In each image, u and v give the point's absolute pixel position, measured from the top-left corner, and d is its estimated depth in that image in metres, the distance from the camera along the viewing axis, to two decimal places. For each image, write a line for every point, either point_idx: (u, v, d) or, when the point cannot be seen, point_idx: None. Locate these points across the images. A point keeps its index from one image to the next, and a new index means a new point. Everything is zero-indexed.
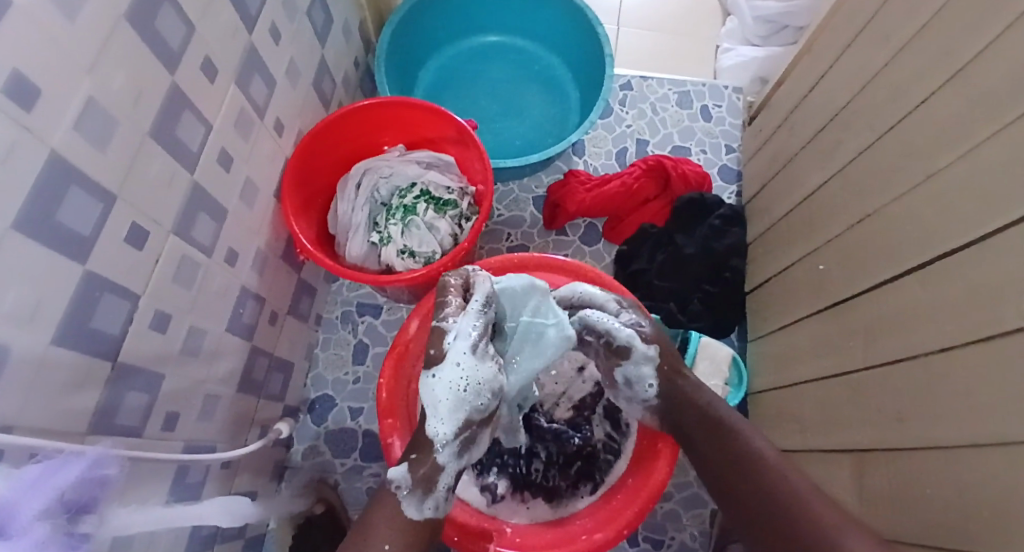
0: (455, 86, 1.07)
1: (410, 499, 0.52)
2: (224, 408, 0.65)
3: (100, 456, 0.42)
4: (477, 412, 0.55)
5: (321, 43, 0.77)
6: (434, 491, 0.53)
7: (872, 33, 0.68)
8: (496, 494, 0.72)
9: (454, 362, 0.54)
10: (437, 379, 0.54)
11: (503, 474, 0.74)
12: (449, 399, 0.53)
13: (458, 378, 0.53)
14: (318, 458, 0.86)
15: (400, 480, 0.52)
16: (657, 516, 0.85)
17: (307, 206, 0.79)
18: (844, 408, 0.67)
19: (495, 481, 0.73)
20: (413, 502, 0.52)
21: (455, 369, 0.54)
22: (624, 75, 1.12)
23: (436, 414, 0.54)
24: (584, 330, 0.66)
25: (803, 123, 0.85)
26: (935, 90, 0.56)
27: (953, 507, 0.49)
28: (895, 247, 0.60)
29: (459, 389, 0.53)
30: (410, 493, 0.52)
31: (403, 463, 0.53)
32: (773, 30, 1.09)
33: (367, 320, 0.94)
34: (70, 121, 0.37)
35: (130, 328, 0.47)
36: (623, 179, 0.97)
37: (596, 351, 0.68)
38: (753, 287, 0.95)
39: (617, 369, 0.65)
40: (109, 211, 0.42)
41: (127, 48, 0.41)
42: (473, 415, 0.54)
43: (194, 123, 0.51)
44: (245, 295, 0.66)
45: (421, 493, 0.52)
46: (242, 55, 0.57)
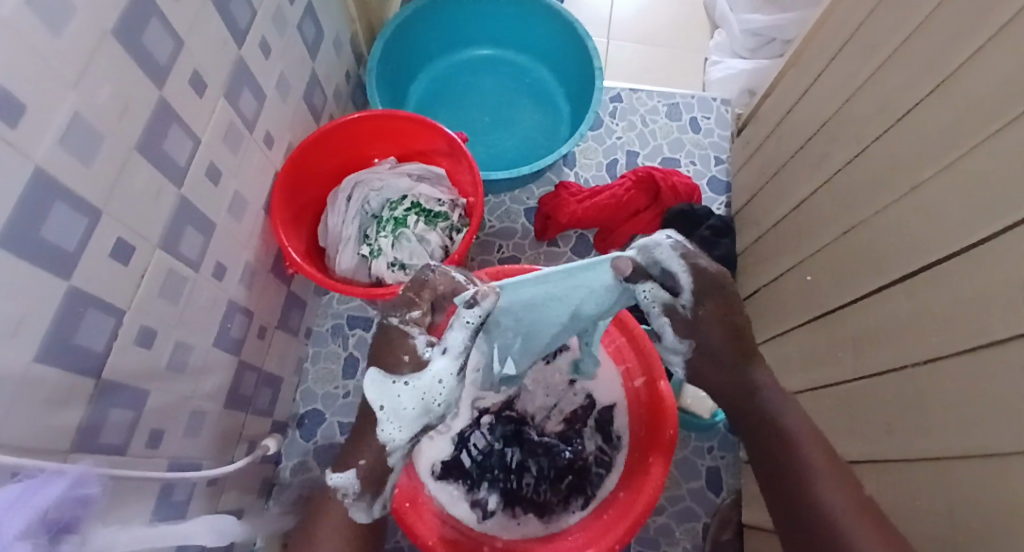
0: (446, 99, 1.08)
1: (358, 505, 0.57)
2: (211, 425, 0.64)
3: (81, 475, 0.41)
4: (434, 421, 0.57)
5: (312, 56, 0.77)
6: (380, 496, 0.58)
7: (858, 46, 0.70)
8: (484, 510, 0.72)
9: (437, 379, 0.54)
10: (409, 388, 0.55)
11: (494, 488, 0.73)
12: (415, 408, 0.55)
13: (435, 391, 0.54)
14: (307, 474, 0.85)
15: (347, 488, 0.56)
16: (650, 530, 0.85)
17: (297, 219, 0.79)
18: (836, 419, 0.67)
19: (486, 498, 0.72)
20: (360, 508, 0.57)
21: (434, 381, 0.54)
22: (613, 88, 1.13)
23: (395, 420, 0.55)
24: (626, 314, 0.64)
25: (790, 135, 0.86)
26: (920, 103, 0.57)
27: (942, 519, 0.49)
28: (881, 258, 0.60)
29: (430, 400, 0.55)
30: (357, 500, 0.57)
31: (352, 469, 0.56)
32: (761, 43, 1.10)
33: (357, 333, 0.93)
34: (55, 135, 0.36)
35: (114, 343, 0.46)
36: (614, 190, 0.98)
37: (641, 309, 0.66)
38: (743, 297, 0.95)
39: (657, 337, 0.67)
40: (94, 225, 0.41)
41: (114, 64, 0.41)
42: (429, 424, 0.57)
43: (181, 136, 0.50)
44: (233, 309, 0.65)
45: (368, 499, 0.57)
46: (230, 69, 0.57)
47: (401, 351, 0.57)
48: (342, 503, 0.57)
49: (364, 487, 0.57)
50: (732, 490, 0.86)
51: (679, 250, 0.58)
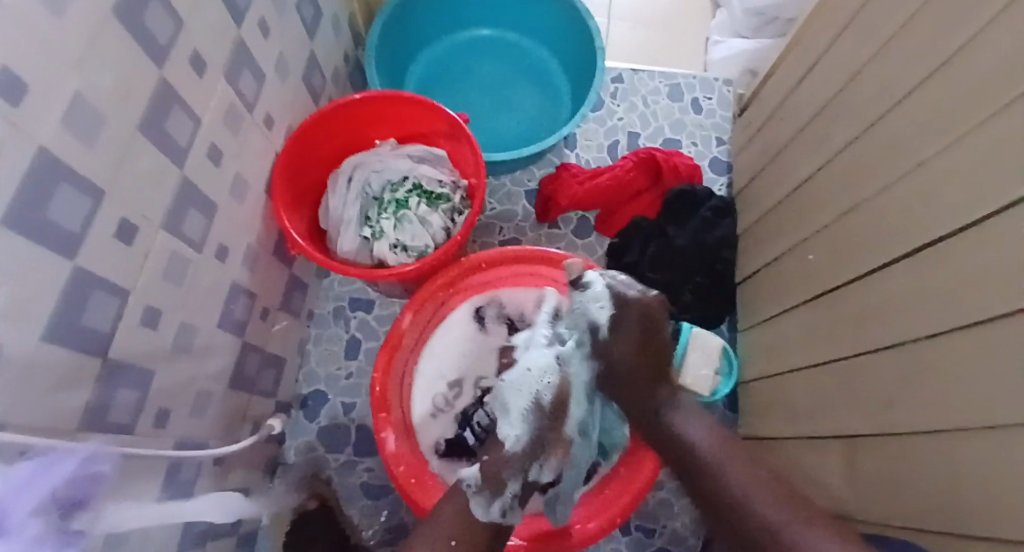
0: (446, 80, 1.07)
1: (478, 498, 0.63)
2: (216, 405, 0.65)
3: (92, 453, 0.42)
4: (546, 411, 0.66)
5: (311, 36, 0.76)
6: (500, 496, 0.63)
7: (858, 25, 0.69)
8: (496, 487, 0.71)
9: (523, 367, 0.68)
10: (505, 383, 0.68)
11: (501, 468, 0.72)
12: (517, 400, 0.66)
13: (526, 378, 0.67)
14: (311, 453, 0.87)
15: (471, 478, 0.64)
16: (650, 505, 0.86)
17: (298, 201, 0.79)
18: (835, 396, 0.68)
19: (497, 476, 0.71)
20: (481, 503, 0.63)
21: (523, 371, 0.68)
22: (615, 68, 1.12)
23: (508, 418, 0.66)
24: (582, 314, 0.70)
25: (791, 115, 0.86)
26: (921, 82, 0.57)
27: (941, 486, 0.50)
28: (881, 238, 0.61)
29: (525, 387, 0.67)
30: (478, 493, 0.63)
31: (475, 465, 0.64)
32: (763, 22, 1.07)
33: (359, 315, 0.94)
34: (58, 117, 0.36)
35: (120, 324, 0.46)
36: (615, 172, 0.97)
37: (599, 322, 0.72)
38: (743, 278, 0.95)
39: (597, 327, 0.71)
40: (98, 207, 0.41)
41: (115, 44, 0.40)
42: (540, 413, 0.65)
43: (182, 118, 0.50)
44: (236, 291, 0.66)
45: (487, 494, 0.63)
46: (230, 50, 0.56)
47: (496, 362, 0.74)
48: (465, 495, 0.63)
49: (484, 480, 0.63)
50: None
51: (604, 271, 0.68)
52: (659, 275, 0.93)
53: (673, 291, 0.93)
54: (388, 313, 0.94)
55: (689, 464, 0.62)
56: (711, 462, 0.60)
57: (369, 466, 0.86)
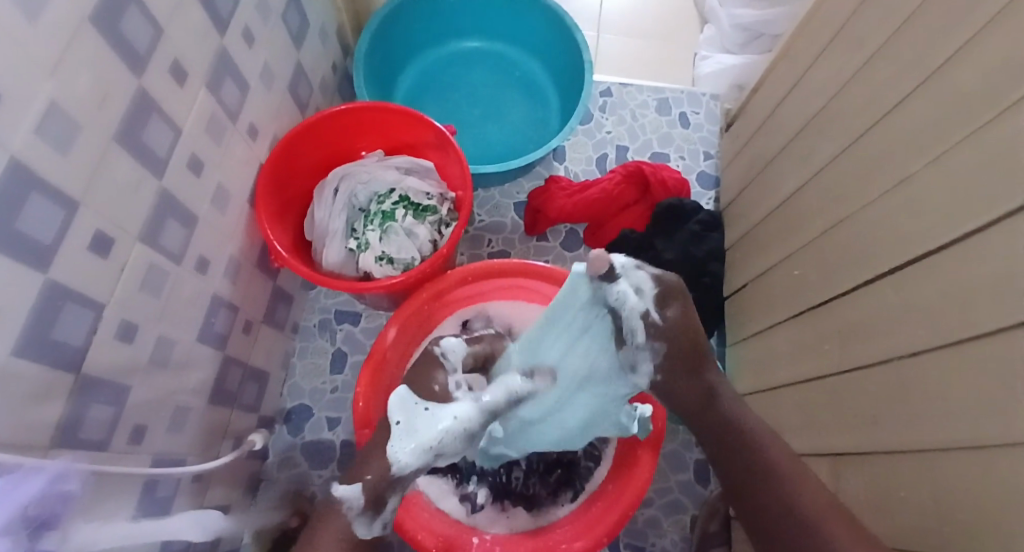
0: (435, 91, 1.07)
1: (360, 518, 0.58)
2: (195, 420, 0.63)
3: (60, 471, 0.40)
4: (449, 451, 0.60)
5: (298, 47, 0.76)
6: (382, 514, 0.59)
7: (846, 41, 0.70)
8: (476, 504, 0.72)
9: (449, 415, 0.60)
10: (426, 412, 0.61)
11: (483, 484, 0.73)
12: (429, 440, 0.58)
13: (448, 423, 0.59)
14: (294, 469, 0.85)
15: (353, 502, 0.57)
16: (639, 522, 0.85)
17: (283, 212, 0.78)
18: (822, 412, 0.67)
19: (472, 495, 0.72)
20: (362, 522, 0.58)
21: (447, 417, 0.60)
22: (603, 82, 1.13)
23: (405, 442, 0.58)
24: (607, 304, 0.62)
25: (778, 129, 0.86)
26: (908, 95, 0.57)
27: (929, 511, 0.49)
28: (867, 252, 0.61)
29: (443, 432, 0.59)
30: (361, 514, 0.57)
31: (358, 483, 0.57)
32: (750, 38, 1.11)
33: (345, 327, 0.93)
34: (30, 124, 0.35)
35: (94, 337, 0.45)
36: (603, 184, 0.98)
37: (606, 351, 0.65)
38: (731, 292, 0.95)
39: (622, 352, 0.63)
40: (71, 217, 0.40)
41: (92, 51, 0.39)
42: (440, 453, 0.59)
43: (162, 126, 0.49)
44: (217, 303, 0.64)
45: (371, 514, 0.58)
46: (213, 58, 0.56)
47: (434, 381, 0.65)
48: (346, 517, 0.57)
49: (368, 503, 0.57)
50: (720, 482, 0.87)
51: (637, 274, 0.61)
52: None
53: None
54: (374, 325, 0.93)
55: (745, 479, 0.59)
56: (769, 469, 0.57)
57: None
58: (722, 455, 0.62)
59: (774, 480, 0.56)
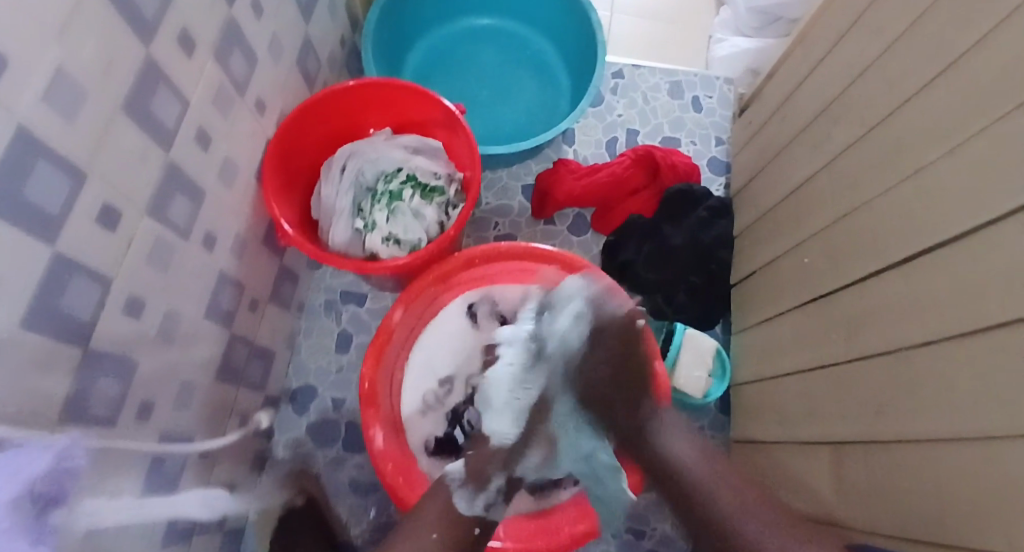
0: (444, 70, 1.05)
1: (462, 493, 0.63)
2: (201, 397, 0.63)
3: (66, 447, 0.39)
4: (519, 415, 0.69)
5: (306, 19, 0.74)
6: (484, 490, 0.65)
7: (864, 26, 0.68)
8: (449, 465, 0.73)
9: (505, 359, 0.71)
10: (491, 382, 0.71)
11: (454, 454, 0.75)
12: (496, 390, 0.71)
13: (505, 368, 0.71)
14: (299, 449, 0.85)
15: (456, 473, 0.65)
16: (641, 507, 0.86)
17: (289, 190, 0.77)
18: (828, 400, 0.67)
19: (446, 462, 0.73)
20: (464, 497, 0.63)
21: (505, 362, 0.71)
22: (615, 63, 1.11)
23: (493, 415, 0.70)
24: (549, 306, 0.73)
25: (791, 115, 0.85)
26: (927, 83, 0.56)
27: (927, 502, 0.50)
28: (880, 241, 0.60)
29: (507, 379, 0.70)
30: (461, 487, 0.64)
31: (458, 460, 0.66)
32: (767, 21, 1.09)
33: (351, 308, 0.92)
34: (38, 90, 0.34)
35: (101, 311, 0.44)
36: (612, 169, 0.96)
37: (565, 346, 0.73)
38: (738, 280, 0.95)
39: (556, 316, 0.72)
40: (78, 187, 0.39)
41: (99, 14, 0.38)
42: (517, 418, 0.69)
43: (169, 97, 0.48)
44: (224, 280, 0.64)
45: (472, 488, 0.64)
46: (221, 29, 0.54)
47: None
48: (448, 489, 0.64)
49: (468, 475, 0.65)
50: None
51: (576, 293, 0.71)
52: (654, 275, 0.92)
53: (668, 290, 0.92)
54: (380, 306, 0.93)
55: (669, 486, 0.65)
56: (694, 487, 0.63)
57: (358, 463, 0.85)
58: None
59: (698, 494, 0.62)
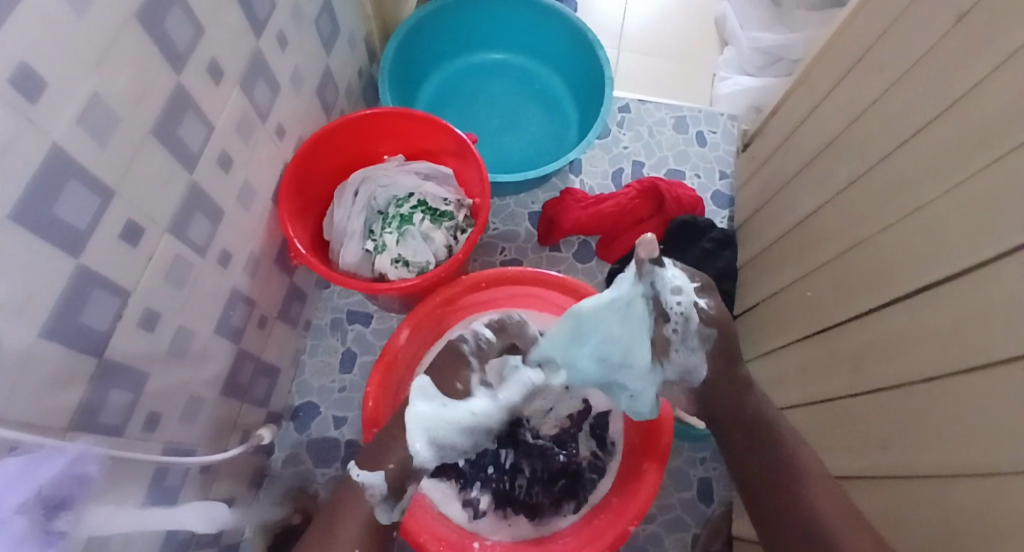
0: (456, 100, 1.09)
1: (382, 505, 0.60)
2: (207, 411, 0.64)
3: (79, 453, 0.41)
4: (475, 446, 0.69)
5: (327, 51, 0.78)
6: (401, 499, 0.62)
7: (865, 69, 0.71)
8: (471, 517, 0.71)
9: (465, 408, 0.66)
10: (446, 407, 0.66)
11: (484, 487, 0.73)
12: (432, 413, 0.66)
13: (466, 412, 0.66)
14: (299, 466, 0.85)
15: (376, 487, 0.61)
16: (640, 538, 0.85)
17: (303, 212, 0.79)
18: (835, 435, 0.66)
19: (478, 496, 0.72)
20: (384, 508, 0.61)
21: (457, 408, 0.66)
22: (622, 98, 1.14)
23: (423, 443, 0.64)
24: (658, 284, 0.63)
25: (796, 152, 0.87)
26: (927, 124, 0.58)
27: (936, 533, 0.49)
28: (883, 276, 0.61)
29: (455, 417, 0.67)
30: (381, 501, 0.60)
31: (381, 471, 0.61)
32: (769, 61, 1.14)
33: (357, 328, 0.94)
34: (73, 115, 0.37)
35: (118, 324, 0.46)
36: (618, 199, 0.98)
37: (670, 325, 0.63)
38: (744, 310, 0.95)
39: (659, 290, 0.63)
40: (105, 206, 0.42)
41: (135, 47, 0.41)
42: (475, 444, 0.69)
43: (196, 123, 0.51)
44: (236, 297, 0.66)
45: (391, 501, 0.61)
46: (247, 59, 0.57)
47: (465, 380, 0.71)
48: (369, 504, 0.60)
49: (389, 488, 0.61)
50: (722, 502, 0.87)
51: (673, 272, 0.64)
52: None
53: None
54: (386, 327, 0.94)
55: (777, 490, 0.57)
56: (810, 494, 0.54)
57: None
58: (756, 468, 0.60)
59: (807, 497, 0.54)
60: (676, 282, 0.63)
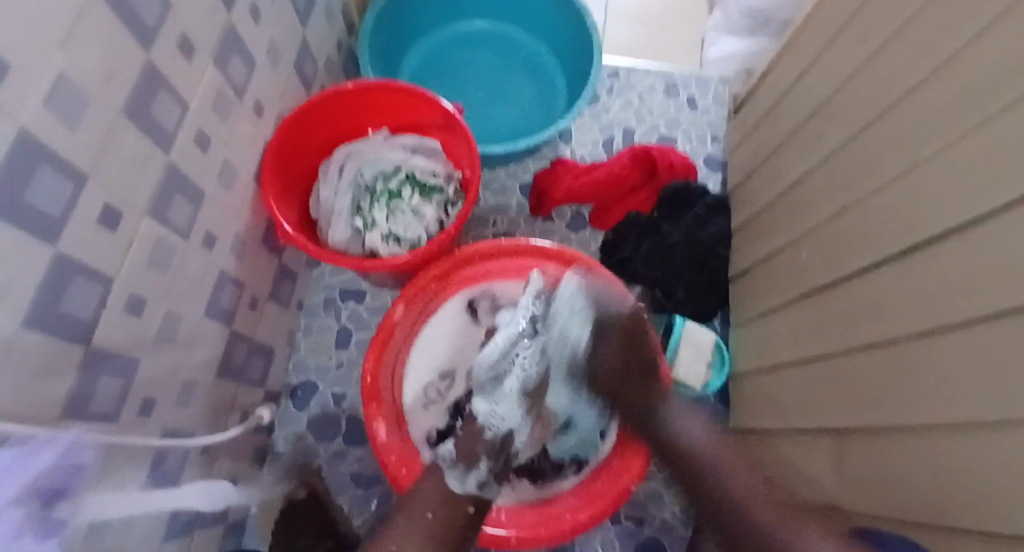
0: (441, 71, 1.06)
1: (454, 473, 0.64)
2: (202, 394, 0.64)
3: (72, 443, 0.41)
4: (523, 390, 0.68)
5: (304, 23, 0.75)
6: (477, 469, 0.64)
7: (855, 26, 0.69)
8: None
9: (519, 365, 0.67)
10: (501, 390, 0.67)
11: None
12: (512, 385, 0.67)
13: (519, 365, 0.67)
14: (300, 443, 0.86)
15: (447, 454, 0.66)
16: (640, 496, 0.87)
17: (288, 191, 0.78)
18: (826, 395, 0.67)
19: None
20: (456, 475, 0.63)
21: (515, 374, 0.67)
22: (611, 63, 1.12)
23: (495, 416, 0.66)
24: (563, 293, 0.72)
25: (787, 113, 0.85)
26: (918, 83, 0.56)
27: (926, 487, 0.50)
28: (873, 238, 0.61)
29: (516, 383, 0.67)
30: (455, 469, 0.64)
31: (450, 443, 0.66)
32: (759, 23, 1.11)
33: (350, 306, 0.93)
34: (40, 97, 0.36)
35: (103, 311, 0.46)
36: (610, 167, 0.97)
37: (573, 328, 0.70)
38: (737, 274, 0.95)
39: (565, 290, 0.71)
40: (80, 191, 0.41)
41: (100, 24, 0.39)
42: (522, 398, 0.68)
43: (169, 103, 0.49)
44: (224, 279, 0.65)
45: (462, 468, 0.64)
46: (220, 34, 0.55)
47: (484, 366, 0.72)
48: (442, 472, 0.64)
49: (459, 456, 0.65)
50: None
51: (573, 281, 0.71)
52: (653, 272, 0.92)
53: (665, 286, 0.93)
54: (379, 304, 0.94)
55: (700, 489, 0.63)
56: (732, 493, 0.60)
57: (358, 458, 0.86)
58: None
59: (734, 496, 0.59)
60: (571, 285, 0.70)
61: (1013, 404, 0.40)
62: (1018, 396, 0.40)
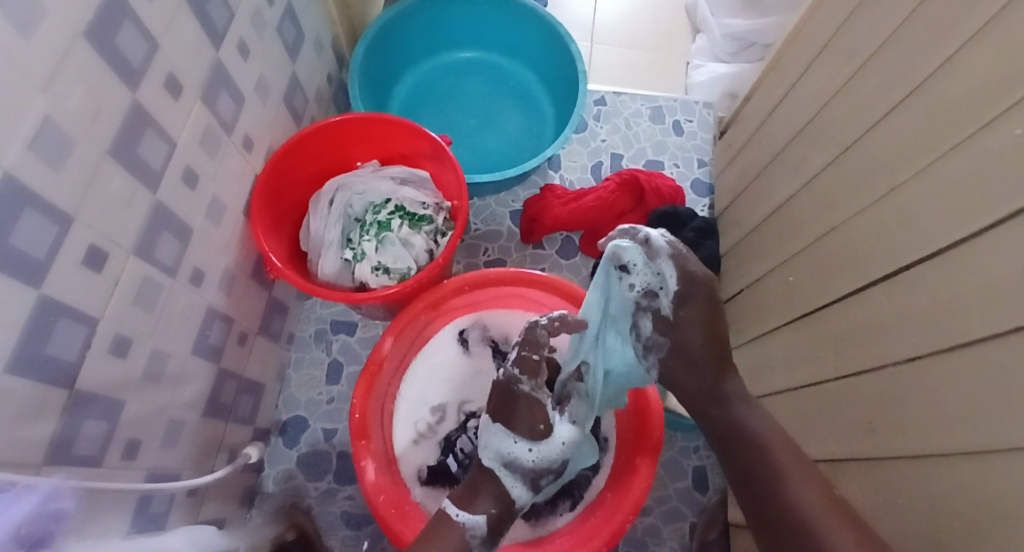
0: (430, 102, 1.07)
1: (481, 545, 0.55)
2: (189, 434, 0.63)
3: (53, 489, 0.39)
4: (561, 465, 0.61)
5: (293, 58, 0.76)
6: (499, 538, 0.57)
7: (832, 53, 0.71)
8: (488, 531, 0.55)
9: (561, 439, 0.59)
10: (536, 453, 0.58)
11: (517, 475, 0.58)
12: (551, 472, 0.60)
13: (559, 449, 0.59)
14: (290, 482, 0.84)
15: (477, 528, 0.55)
16: (638, 531, 0.85)
17: (277, 225, 0.77)
18: (820, 421, 0.67)
19: (515, 493, 0.58)
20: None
21: (558, 443, 0.59)
22: (597, 91, 1.14)
23: (525, 496, 0.59)
24: (632, 262, 0.61)
25: (770, 138, 0.87)
26: (897, 105, 0.58)
27: (924, 517, 0.49)
28: (861, 259, 0.61)
29: (552, 458, 0.59)
30: (482, 542, 0.55)
31: (482, 513, 0.55)
32: (741, 47, 1.14)
33: (341, 338, 0.92)
34: (23, 141, 0.35)
35: (88, 353, 0.45)
36: (599, 194, 0.98)
37: (646, 334, 0.63)
38: (727, 299, 0.96)
39: (627, 253, 0.60)
40: (64, 233, 0.40)
41: (86, 65, 0.40)
42: (558, 468, 0.60)
43: (157, 141, 0.49)
44: (212, 315, 0.64)
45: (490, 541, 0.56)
46: (207, 71, 0.55)
47: (537, 418, 0.58)
48: (457, 525, 0.54)
49: (489, 527, 0.55)
50: (718, 489, 0.88)
51: (647, 239, 0.61)
52: None
53: None
54: (371, 335, 0.93)
55: (744, 480, 0.57)
56: (775, 469, 0.55)
57: (350, 495, 0.83)
58: (726, 447, 0.60)
59: (776, 488, 0.54)
60: (653, 261, 0.60)
61: (1007, 426, 0.40)
62: (1010, 414, 0.40)
